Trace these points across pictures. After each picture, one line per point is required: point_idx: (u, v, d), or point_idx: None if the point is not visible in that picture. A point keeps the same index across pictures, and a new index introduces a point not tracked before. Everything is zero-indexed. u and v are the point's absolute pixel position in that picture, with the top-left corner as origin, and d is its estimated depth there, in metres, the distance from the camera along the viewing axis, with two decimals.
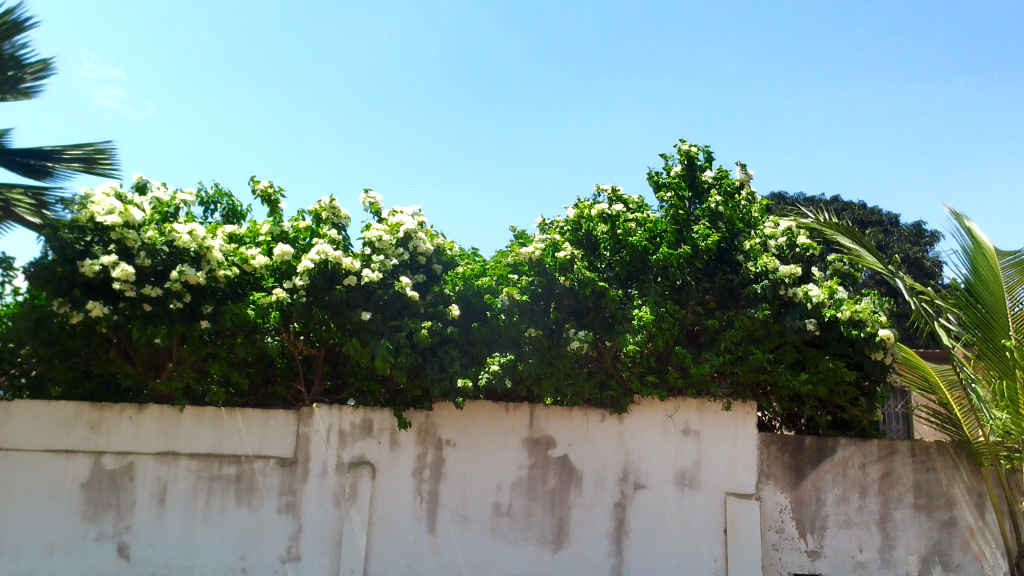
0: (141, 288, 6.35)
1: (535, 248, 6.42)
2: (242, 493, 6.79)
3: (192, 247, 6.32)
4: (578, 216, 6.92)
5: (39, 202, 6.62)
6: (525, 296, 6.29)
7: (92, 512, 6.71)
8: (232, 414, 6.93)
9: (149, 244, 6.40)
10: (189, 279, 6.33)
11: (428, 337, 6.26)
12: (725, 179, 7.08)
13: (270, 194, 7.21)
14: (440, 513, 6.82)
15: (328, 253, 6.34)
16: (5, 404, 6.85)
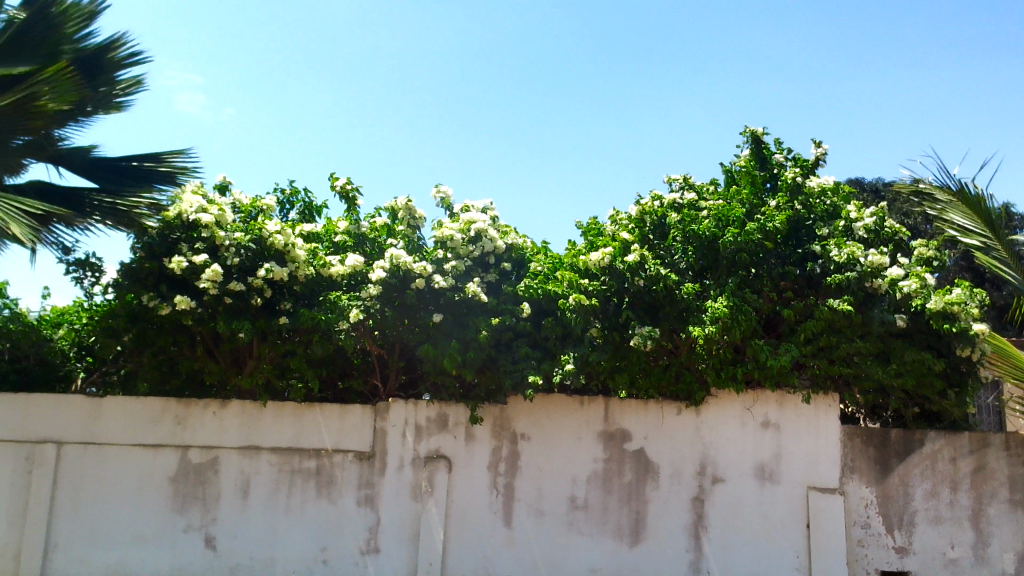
0: (226, 285, 6.49)
1: (603, 253, 6.28)
2: (322, 486, 6.93)
3: (280, 245, 6.52)
4: (641, 211, 6.79)
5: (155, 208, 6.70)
6: (592, 303, 6.22)
7: (180, 504, 6.93)
8: (311, 408, 7.07)
9: (235, 241, 6.57)
10: (275, 277, 6.47)
11: (486, 339, 6.25)
12: (799, 159, 6.96)
13: (353, 194, 7.33)
14: (517, 507, 6.84)
15: (400, 258, 6.43)
16: (96, 401, 7.11)
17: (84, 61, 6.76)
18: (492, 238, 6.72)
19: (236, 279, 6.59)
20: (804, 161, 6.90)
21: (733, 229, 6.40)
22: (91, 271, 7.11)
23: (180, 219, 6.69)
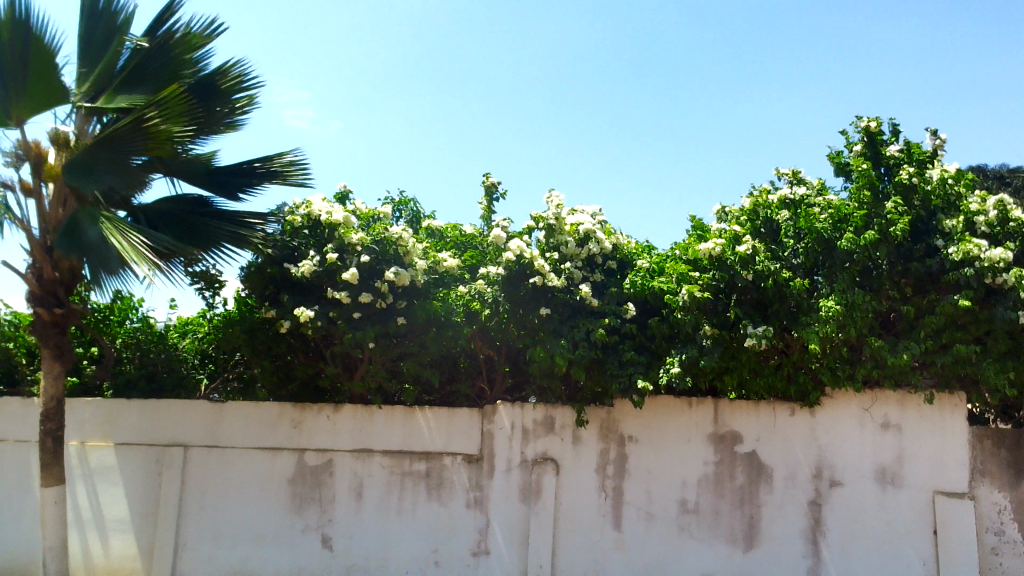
0: (356, 293, 6.74)
1: (714, 244, 6.13)
2: (432, 488, 7.04)
3: (405, 249, 6.75)
4: (756, 204, 6.68)
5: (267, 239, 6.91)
6: (705, 295, 6.04)
7: (298, 506, 7.17)
8: (421, 412, 7.20)
9: (361, 243, 6.78)
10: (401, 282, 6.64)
11: (603, 336, 6.24)
12: (915, 149, 6.58)
13: (496, 187, 7.51)
14: (626, 510, 6.77)
15: (523, 248, 6.43)
16: (219, 406, 7.45)
17: (199, 87, 6.97)
18: (599, 241, 6.69)
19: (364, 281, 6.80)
20: (921, 152, 6.53)
21: (851, 233, 6.05)
22: (212, 282, 7.44)
23: (308, 220, 7.03)
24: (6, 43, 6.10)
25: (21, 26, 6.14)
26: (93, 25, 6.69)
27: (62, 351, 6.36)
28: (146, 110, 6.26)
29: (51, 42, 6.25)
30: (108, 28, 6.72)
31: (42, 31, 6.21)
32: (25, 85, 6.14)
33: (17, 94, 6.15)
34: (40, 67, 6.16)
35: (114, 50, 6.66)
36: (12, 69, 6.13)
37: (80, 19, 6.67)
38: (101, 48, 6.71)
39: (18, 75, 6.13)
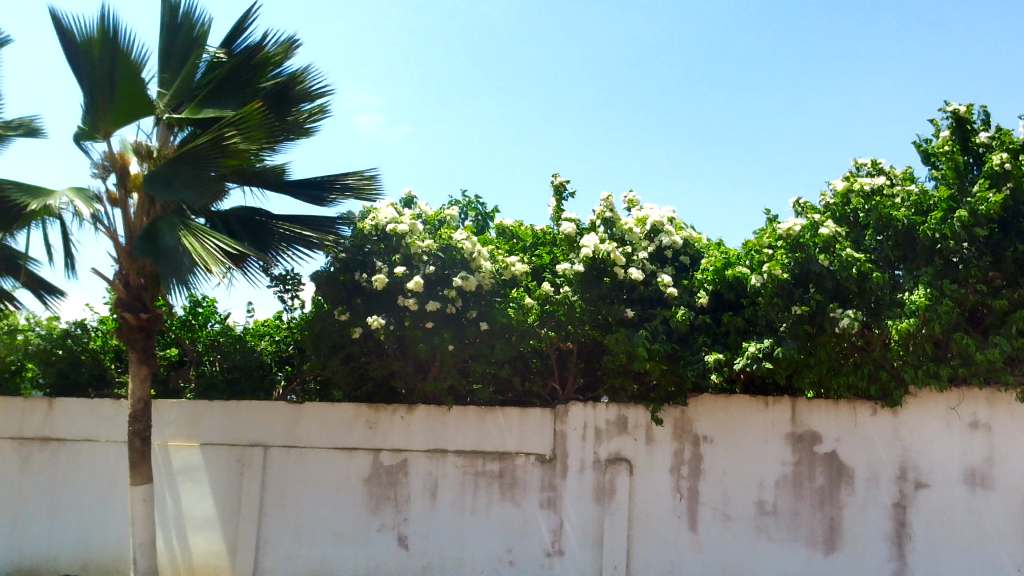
0: (425, 302, 6.79)
1: (792, 224, 6.06)
2: (506, 488, 7.07)
3: (468, 252, 6.77)
4: (842, 190, 6.47)
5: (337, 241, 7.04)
6: (784, 274, 5.98)
7: (374, 505, 7.29)
8: (493, 412, 7.23)
9: (428, 251, 6.86)
10: (469, 287, 6.68)
11: (683, 321, 6.23)
12: (1007, 135, 6.14)
13: (563, 186, 7.50)
14: (702, 511, 6.68)
15: (598, 244, 6.41)
16: (297, 407, 7.63)
17: (276, 97, 7.08)
18: (671, 233, 6.70)
19: (433, 288, 6.87)
20: (1010, 138, 6.05)
21: (933, 218, 5.93)
22: (289, 285, 7.61)
23: (375, 230, 7.11)
24: (96, 61, 6.38)
25: (110, 44, 6.37)
26: (174, 38, 6.92)
27: (148, 354, 6.60)
28: (228, 131, 6.49)
29: (139, 58, 6.46)
30: (188, 41, 6.93)
31: (130, 47, 6.42)
32: (112, 102, 6.40)
33: (105, 110, 6.41)
34: (126, 84, 6.38)
35: (194, 62, 6.85)
36: (101, 86, 6.39)
37: (160, 33, 6.89)
38: (182, 60, 6.94)
39: (106, 92, 6.39)
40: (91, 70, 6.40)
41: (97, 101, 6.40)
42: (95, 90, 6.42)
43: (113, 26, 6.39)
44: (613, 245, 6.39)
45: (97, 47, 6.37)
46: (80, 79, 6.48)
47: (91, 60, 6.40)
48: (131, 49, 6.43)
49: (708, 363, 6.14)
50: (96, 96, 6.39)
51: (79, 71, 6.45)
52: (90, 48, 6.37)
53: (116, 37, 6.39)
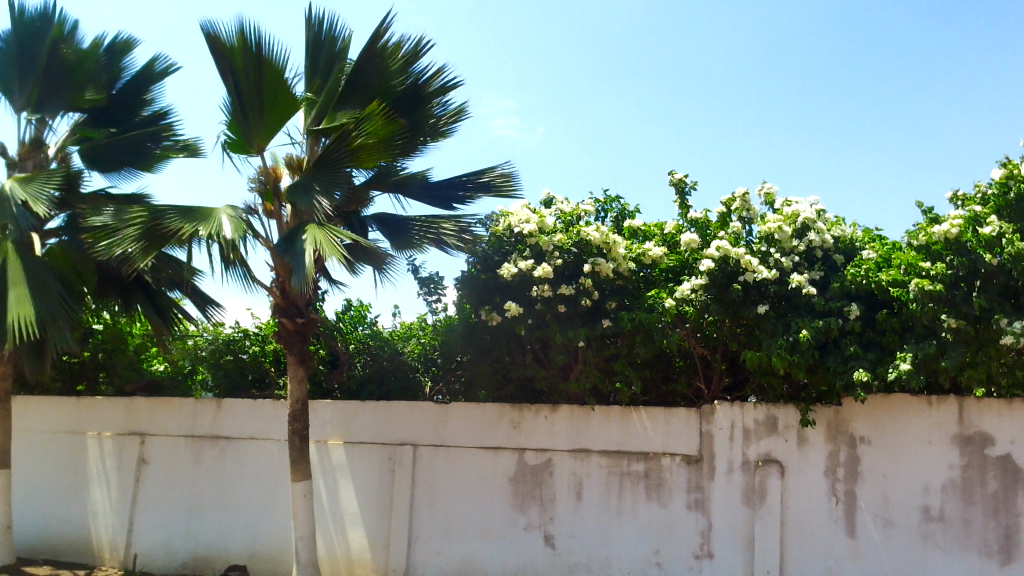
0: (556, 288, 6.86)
1: (950, 226, 5.66)
2: (652, 489, 6.99)
3: (600, 242, 6.78)
4: (1006, 176, 5.90)
5: (460, 228, 7.09)
6: (937, 289, 5.58)
7: (520, 503, 7.37)
8: (638, 412, 7.16)
9: (560, 246, 6.92)
10: (600, 271, 6.76)
11: (808, 339, 5.92)
12: None
13: (682, 182, 7.35)
14: (860, 516, 6.37)
15: (727, 249, 6.28)
16: (443, 407, 7.83)
17: (403, 98, 7.17)
18: (820, 230, 6.44)
19: (563, 282, 6.92)
20: None
21: None
22: (436, 288, 7.82)
23: (507, 230, 7.23)
24: (241, 71, 6.71)
25: (254, 53, 6.69)
26: (316, 54, 7.27)
27: (304, 356, 6.93)
28: (349, 128, 6.73)
29: (282, 63, 6.76)
30: (328, 54, 7.22)
31: (272, 54, 6.74)
32: (261, 108, 6.79)
33: (255, 118, 6.81)
34: (272, 91, 6.75)
35: (335, 75, 7.11)
36: (249, 94, 6.74)
37: (306, 51, 7.26)
38: (324, 74, 7.24)
39: (255, 99, 6.76)
40: (238, 81, 6.73)
41: (247, 108, 6.78)
42: (243, 97, 6.77)
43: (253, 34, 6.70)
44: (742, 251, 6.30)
45: (242, 57, 6.69)
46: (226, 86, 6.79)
47: (236, 69, 6.72)
48: (273, 55, 6.75)
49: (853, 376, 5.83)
50: (246, 104, 6.77)
51: (226, 79, 6.78)
52: (236, 57, 6.69)
53: (258, 45, 6.70)
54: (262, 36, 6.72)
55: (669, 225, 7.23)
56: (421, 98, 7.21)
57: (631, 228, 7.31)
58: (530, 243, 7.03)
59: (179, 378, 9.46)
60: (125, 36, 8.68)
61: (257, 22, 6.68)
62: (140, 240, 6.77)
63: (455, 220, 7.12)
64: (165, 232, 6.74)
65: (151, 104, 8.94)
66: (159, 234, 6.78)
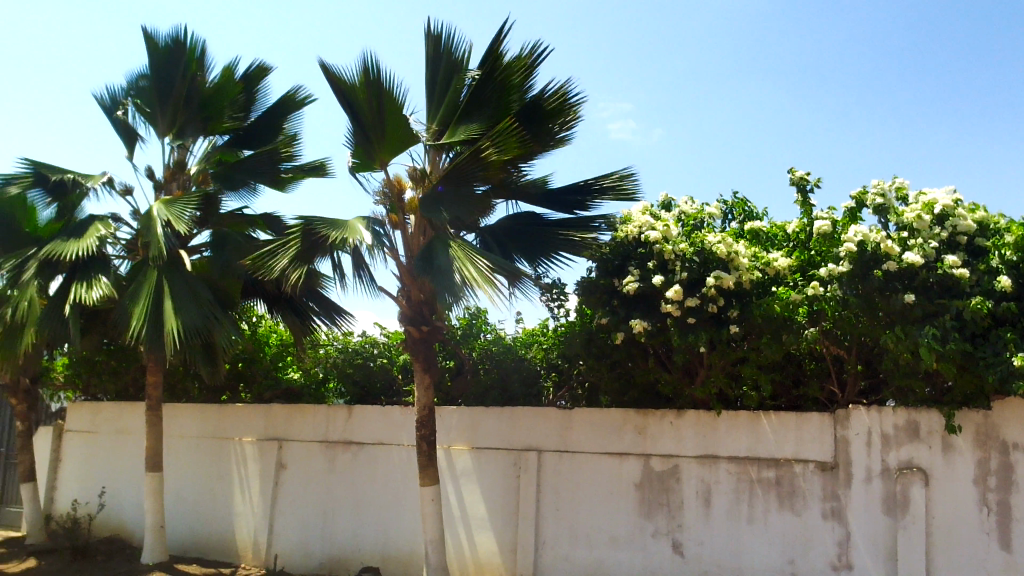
0: (682, 304, 6.68)
1: None
2: (784, 496, 6.76)
3: (724, 253, 6.59)
4: None
5: (598, 241, 7.17)
6: None
7: (647, 510, 7.27)
8: (767, 416, 6.95)
9: (682, 255, 6.80)
10: (724, 285, 6.52)
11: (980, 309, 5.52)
12: None
13: (804, 179, 7.09)
14: (1016, 527, 5.94)
15: (866, 232, 6.04)
16: (567, 413, 7.83)
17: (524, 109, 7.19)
18: (961, 216, 6.07)
19: (688, 292, 6.78)
20: None
21: None
22: (557, 293, 7.85)
23: (629, 236, 7.11)
24: (364, 101, 6.94)
25: (374, 85, 6.89)
26: (437, 65, 7.42)
27: (429, 364, 7.07)
28: (482, 145, 6.75)
29: (400, 95, 6.94)
30: (447, 64, 7.35)
31: (390, 86, 6.90)
32: (381, 137, 6.99)
33: (377, 147, 7.05)
34: (393, 123, 6.92)
35: (456, 86, 7.31)
36: (371, 125, 6.98)
37: (427, 64, 7.40)
38: (443, 84, 7.39)
39: (376, 129, 6.97)
40: (361, 113, 6.98)
41: (369, 139, 7.03)
42: (365, 124, 7.02)
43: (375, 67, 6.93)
44: (883, 235, 5.98)
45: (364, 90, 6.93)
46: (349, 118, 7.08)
47: (358, 102, 6.98)
48: (392, 85, 6.92)
49: (1014, 366, 5.39)
50: (367, 135, 7.02)
51: (349, 112, 7.06)
52: (357, 92, 6.95)
53: (378, 77, 6.91)
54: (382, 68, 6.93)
55: (791, 225, 7.01)
56: (542, 110, 7.18)
57: (753, 229, 7.11)
58: (654, 252, 6.92)
59: (313, 387, 9.79)
60: (259, 63, 9.19)
61: (377, 54, 6.92)
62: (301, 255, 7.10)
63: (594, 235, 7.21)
64: (319, 241, 7.08)
65: (287, 129, 9.35)
66: (315, 248, 7.11)
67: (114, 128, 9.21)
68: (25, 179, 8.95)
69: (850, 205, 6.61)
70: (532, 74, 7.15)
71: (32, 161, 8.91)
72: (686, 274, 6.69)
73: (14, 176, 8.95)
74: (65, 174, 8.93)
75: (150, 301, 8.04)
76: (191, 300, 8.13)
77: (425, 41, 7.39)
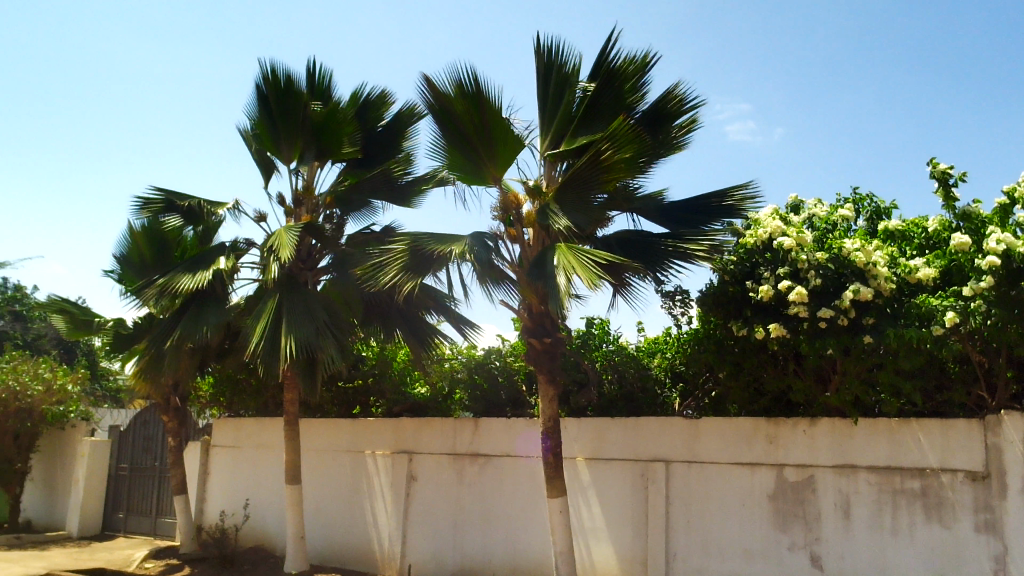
0: (815, 309, 6.49)
1: None
2: (931, 508, 6.38)
3: (862, 263, 6.29)
4: None
5: (712, 246, 7.11)
6: None
7: (782, 522, 7.03)
8: (909, 423, 6.62)
9: (818, 262, 6.52)
10: (861, 297, 6.21)
11: None
12: None
13: (947, 171, 6.69)
14: None
15: (1012, 241, 5.66)
16: (694, 423, 7.69)
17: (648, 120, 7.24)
18: None
19: (824, 300, 6.54)
20: None
21: None
22: (677, 301, 7.73)
23: (757, 242, 6.92)
24: (461, 113, 7.00)
25: (470, 96, 6.90)
26: (548, 79, 7.42)
27: (553, 376, 7.07)
28: (601, 146, 6.71)
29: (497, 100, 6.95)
30: (557, 78, 7.35)
31: (484, 91, 6.91)
32: (496, 152, 7.10)
33: (490, 158, 7.17)
34: (495, 132, 6.99)
35: (567, 99, 7.27)
36: (472, 135, 7.08)
37: (538, 80, 7.46)
38: (555, 99, 7.39)
39: (489, 143, 7.07)
40: (460, 123, 7.07)
41: (481, 152, 7.15)
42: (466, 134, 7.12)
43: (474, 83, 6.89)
44: None
45: (463, 103, 6.94)
46: (451, 132, 7.16)
47: (459, 116, 7.03)
48: (493, 100, 6.93)
49: None
50: (478, 147, 7.13)
51: (449, 125, 7.12)
52: (452, 102, 6.98)
53: (477, 90, 6.90)
54: (480, 81, 6.89)
55: (931, 222, 6.68)
56: (664, 120, 7.24)
57: (887, 228, 6.87)
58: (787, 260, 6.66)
59: (438, 400, 9.97)
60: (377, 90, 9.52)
61: (476, 69, 6.85)
62: (405, 270, 7.18)
63: (709, 245, 7.13)
64: (431, 260, 7.16)
65: (404, 146, 9.65)
66: (425, 261, 7.18)
67: (254, 158, 9.72)
68: (156, 205, 9.47)
69: (1002, 201, 6.23)
70: (643, 83, 7.20)
71: (162, 188, 9.41)
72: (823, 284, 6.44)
73: (146, 203, 9.45)
74: (191, 199, 9.42)
75: (270, 320, 8.40)
76: (308, 316, 8.52)
77: (534, 55, 7.42)
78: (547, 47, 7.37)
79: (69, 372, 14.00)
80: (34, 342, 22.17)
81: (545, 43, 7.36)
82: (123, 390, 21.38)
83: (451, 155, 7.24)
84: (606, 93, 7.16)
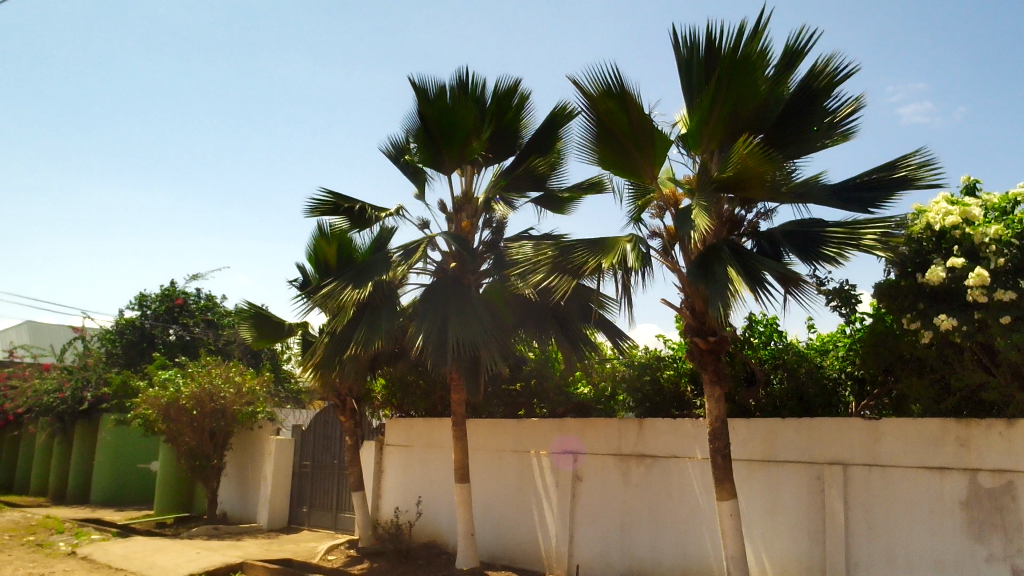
0: (994, 292, 6.07)
1: None
2: None
3: None
4: None
5: (886, 236, 6.44)
6: None
7: (979, 531, 6.47)
8: None
9: (997, 239, 6.19)
10: None
11: None
12: None
13: None
14: None
15: None
16: (876, 424, 7.26)
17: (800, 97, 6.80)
18: None
19: (1007, 281, 6.09)
20: None
21: None
22: (847, 301, 7.35)
23: (928, 229, 6.71)
24: (606, 116, 6.91)
25: (614, 98, 6.79)
26: (690, 74, 7.23)
27: (719, 376, 6.89)
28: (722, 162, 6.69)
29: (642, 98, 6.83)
30: (699, 70, 7.13)
31: (628, 90, 6.78)
32: (651, 148, 7.01)
33: (643, 156, 7.07)
34: (643, 129, 6.91)
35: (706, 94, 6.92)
36: (621, 134, 6.99)
37: (681, 76, 7.30)
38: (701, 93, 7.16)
39: (643, 140, 6.98)
40: (607, 125, 6.98)
41: (634, 149, 7.06)
42: (615, 135, 7.03)
43: (618, 82, 6.77)
44: None
45: (609, 105, 6.84)
46: (601, 133, 7.08)
47: (607, 118, 6.93)
48: (639, 96, 6.83)
49: None
50: (628, 143, 7.03)
51: (599, 127, 7.04)
52: (596, 106, 6.89)
53: (623, 90, 6.78)
54: (624, 80, 6.77)
55: None
56: (818, 91, 6.81)
57: None
58: (959, 240, 6.47)
59: (603, 400, 9.99)
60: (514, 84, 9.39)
61: (621, 69, 6.71)
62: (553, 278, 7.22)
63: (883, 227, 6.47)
64: (574, 266, 7.16)
65: (559, 147, 9.73)
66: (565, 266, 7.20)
67: (403, 172, 10.09)
68: (325, 206, 9.99)
69: None
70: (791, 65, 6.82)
71: (332, 192, 9.92)
72: (1004, 260, 6.07)
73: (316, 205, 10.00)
74: (357, 203, 9.90)
75: (433, 321, 8.76)
76: (472, 320, 8.74)
77: (674, 54, 7.28)
78: (685, 41, 7.18)
79: (256, 376, 15.07)
80: (225, 347, 23.93)
81: (682, 38, 7.18)
82: (304, 391, 22.68)
83: (603, 155, 7.20)
84: (737, 75, 6.63)
